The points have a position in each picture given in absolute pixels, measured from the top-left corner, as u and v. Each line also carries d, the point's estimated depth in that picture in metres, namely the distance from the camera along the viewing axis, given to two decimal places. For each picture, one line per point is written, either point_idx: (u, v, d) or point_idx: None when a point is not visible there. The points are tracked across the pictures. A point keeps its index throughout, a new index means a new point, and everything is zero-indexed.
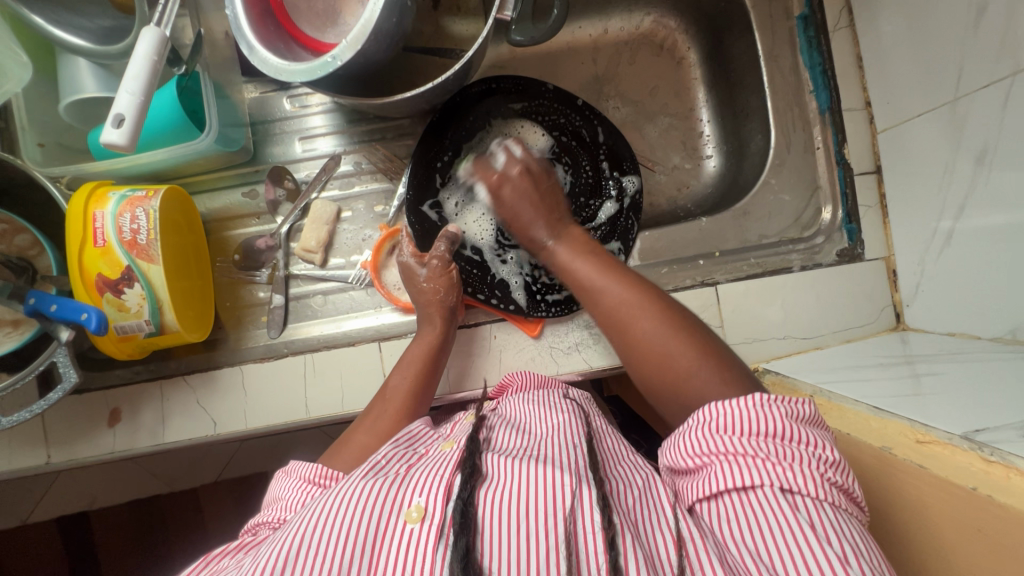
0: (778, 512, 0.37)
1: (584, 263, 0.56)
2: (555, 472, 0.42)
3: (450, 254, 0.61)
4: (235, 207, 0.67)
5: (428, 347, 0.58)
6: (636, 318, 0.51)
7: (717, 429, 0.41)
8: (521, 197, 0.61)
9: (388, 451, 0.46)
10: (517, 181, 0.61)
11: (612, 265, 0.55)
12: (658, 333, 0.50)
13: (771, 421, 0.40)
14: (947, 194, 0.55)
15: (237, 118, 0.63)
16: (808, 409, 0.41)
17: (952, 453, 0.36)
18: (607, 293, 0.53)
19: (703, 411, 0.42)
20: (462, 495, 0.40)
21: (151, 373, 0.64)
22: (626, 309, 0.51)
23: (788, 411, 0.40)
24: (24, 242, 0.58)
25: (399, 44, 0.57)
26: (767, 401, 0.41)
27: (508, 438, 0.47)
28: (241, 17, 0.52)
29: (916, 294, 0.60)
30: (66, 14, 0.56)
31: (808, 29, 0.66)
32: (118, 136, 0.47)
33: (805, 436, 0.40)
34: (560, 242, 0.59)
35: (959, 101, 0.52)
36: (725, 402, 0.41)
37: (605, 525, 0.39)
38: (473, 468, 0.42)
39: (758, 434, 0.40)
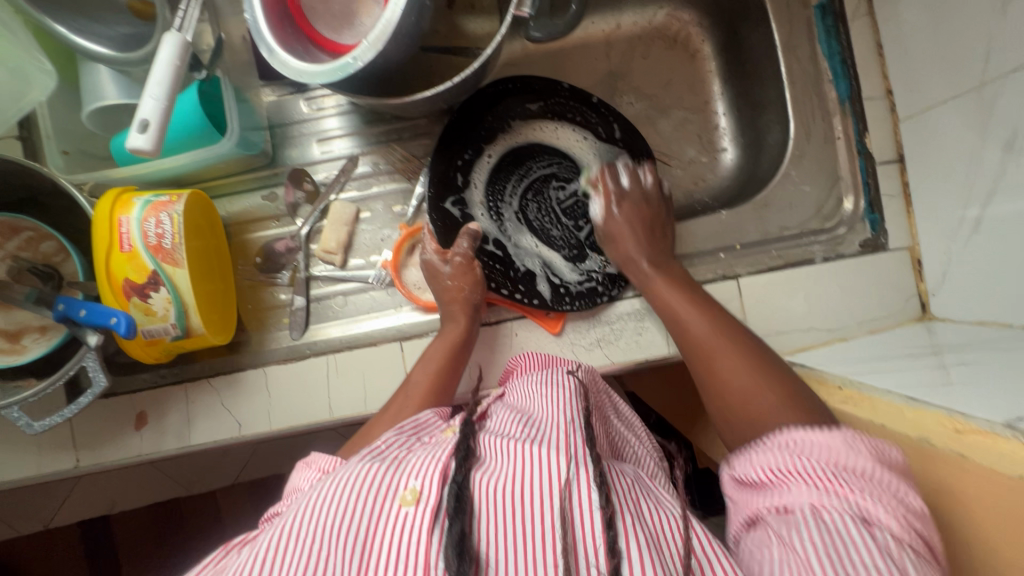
0: (854, 541, 0.35)
1: (675, 292, 0.57)
2: (551, 454, 0.43)
3: (473, 253, 0.61)
4: (254, 210, 0.67)
5: (449, 344, 0.58)
6: (730, 355, 0.51)
7: (800, 454, 0.40)
8: (633, 216, 0.63)
9: (389, 438, 0.47)
10: (636, 201, 0.64)
11: (687, 287, 0.58)
12: (746, 366, 0.50)
13: (859, 458, 0.38)
14: (975, 179, 0.54)
15: (256, 121, 0.64)
16: (896, 456, 0.39)
17: (995, 442, 0.35)
18: (693, 324, 0.54)
19: (787, 435, 0.41)
20: (455, 478, 0.41)
21: (176, 377, 0.64)
22: (716, 339, 0.52)
23: (880, 454, 0.39)
24: (50, 248, 0.59)
25: (416, 43, 0.57)
26: (858, 438, 0.39)
27: (510, 424, 0.48)
28: (261, 21, 0.52)
29: (942, 282, 0.60)
30: (87, 24, 0.57)
31: (826, 18, 0.65)
32: (144, 142, 0.47)
33: (887, 479, 0.37)
34: (656, 267, 0.60)
35: (986, 86, 0.52)
36: (819, 432, 0.40)
37: (601, 505, 0.40)
38: (467, 453, 0.44)
39: (845, 468, 0.38)
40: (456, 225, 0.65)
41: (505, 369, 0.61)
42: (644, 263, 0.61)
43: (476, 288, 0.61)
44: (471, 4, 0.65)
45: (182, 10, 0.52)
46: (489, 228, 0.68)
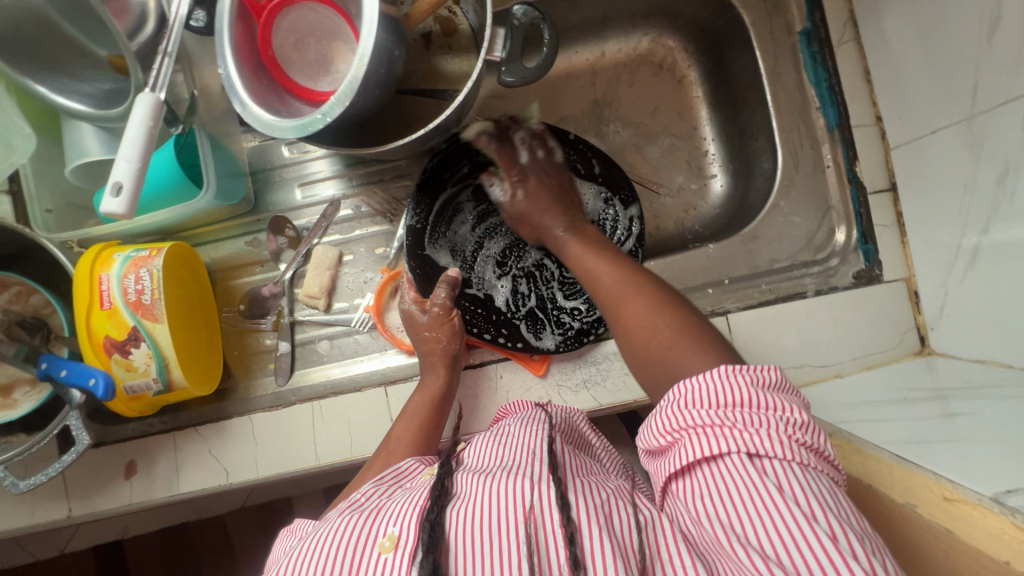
0: (752, 480, 0.36)
1: (591, 252, 0.59)
2: (519, 477, 0.41)
3: (450, 300, 0.61)
4: (239, 256, 0.67)
5: (429, 394, 0.58)
6: (631, 298, 0.52)
7: (686, 405, 0.41)
8: (539, 195, 0.65)
9: (368, 489, 0.46)
10: (537, 183, 0.65)
11: (602, 248, 0.60)
12: (642, 307, 0.51)
13: (736, 391, 0.40)
14: (970, 211, 0.52)
15: (236, 169, 0.64)
16: (774, 375, 0.41)
17: (982, 515, 0.34)
18: (603, 277, 0.56)
19: (674, 390, 0.42)
20: (429, 515, 0.38)
21: (166, 425, 0.65)
22: (620, 287, 0.54)
23: (753, 379, 0.40)
24: (38, 302, 0.59)
25: (390, 88, 0.56)
26: (733, 370, 0.41)
27: (483, 455, 0.46)
28: (234, 76, 0.52)
29: (941, 316, 0.57)
30: (67, 81, 0.57)
31: (811, 44, 0.64)
32: (117, 206, 0.47)
33: (768, 400, 0.39)
34: (572, 233, 0.62)
35: (976, 118, 0.50)
36: (695, 379, 0.41)
37: (563, 522, 0.37)
38: (442, 491, 0.41)
39: (724, 405, 0.40)
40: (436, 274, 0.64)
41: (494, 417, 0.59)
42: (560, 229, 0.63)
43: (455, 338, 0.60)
44: (448, 44, 0.65)
45: (155, 68, 0.51)
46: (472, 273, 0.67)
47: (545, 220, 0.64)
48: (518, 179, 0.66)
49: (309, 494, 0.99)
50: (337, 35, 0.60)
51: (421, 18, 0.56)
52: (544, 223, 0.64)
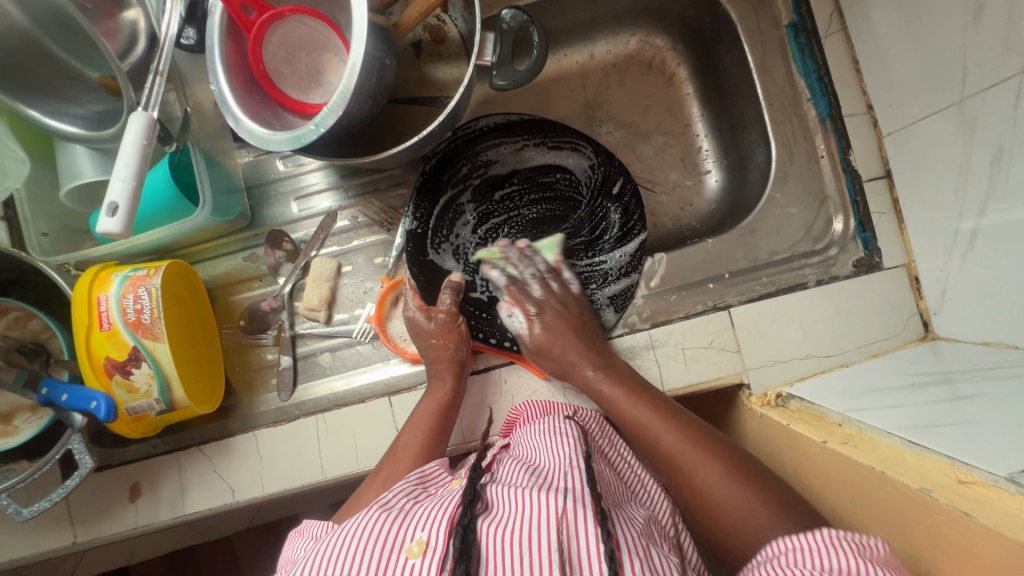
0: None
1: (636, 401, 0.55)
2: (557, 493, 0.41)
3: (454, 305, 0.61)
4: (237, 271, 0.67)
5: (437, 400, 0.57)
6: (701, 468, 0.51)
7: (781, 563, 0.40)
8: (558, 332, 0.59)
9: (397, 487, 0.46)
10: (561, 309, 0.61)
11: (638, 392, 0.55)
12: (718, 477, 0.50)
13: (835, 557, 0.39)
14: (966, 195, 0.52)
15: (232, 184, 0.64)
16: (881, 550, 0.38)
17: (998, 495, 0.35)
18: (663, 436, 0.53)
19: (767, 546, 0.42)
20: (462, 519, 0.39)
21: (169, 446, 0.64)
22: (685, 451, 0.52)
23: (857, 548, 0.39)
24: (37, 326, 0.59)
25: (382, 98, 0.57)
26: (834, 536, 0.40)
27: (514, 467, 0.47)
28: (227, 92, 0.52)
29: (943, 301, 0.57)
30: (59, 104, 0.57)
31: (799, 37, 0.64)
32: (113, 225, 0.47)
33: (878, 574, 0.37)
34: (603, 374, 0.57)
35: (966, 101, 0.50)
36: (793, 538, 0.41)
37: (604, 538, 0.38)
38: (473, 498, 0.42)
39: (824, 570, 0.38)
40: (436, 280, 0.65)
41: (506, 420, 0.59)
42: (589, 370, 0.58)
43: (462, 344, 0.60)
44: (438, 51, 0.65)
45: (147, 87, 0.51)
46: (474, 277, 0.67)
47: (575, 366, 0.58)
48: (541, 326, 0.60)
49: (316, 510, 0.98)
50: (328, 47, 0.60)
51: (410, 27, 0.56)
52: (568, 360, 0.58)
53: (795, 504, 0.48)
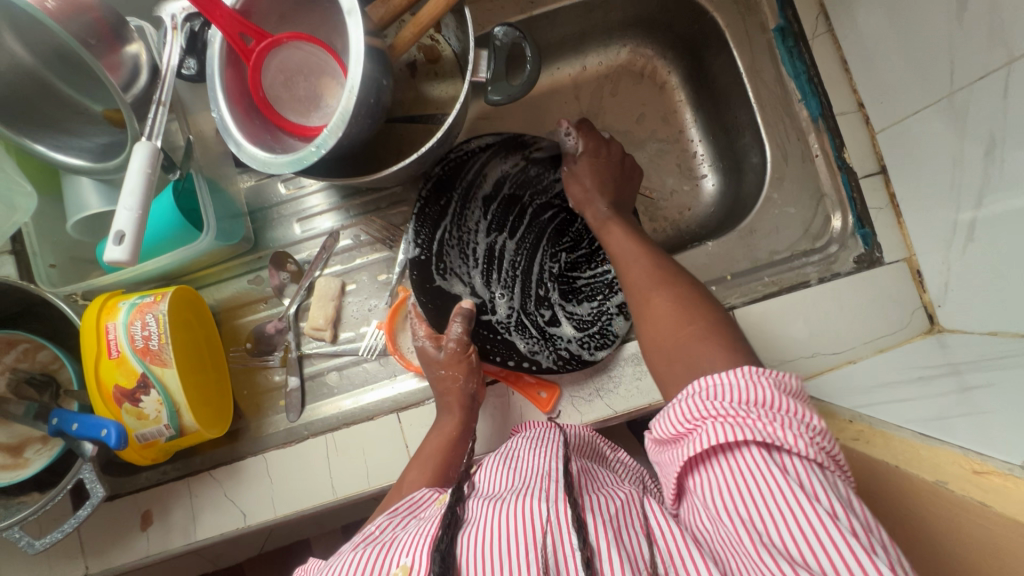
0: (769, 479, 0.36)
1: (614, 237, 0.63)
2: (533, 496, 0.39)
3: (466, 334, 0.61)
4: (242, 294, 0.67)
5: (445, 433, 0.57)
6: (660, 288, 0.56)
7: (706, 398, 0.40)
8: (603, 173, 0.67)
9: (381, 522, 0.45)
10: (597, 162, 0.67)
11: (650, 239, 0.62)
12: (672, 301, 0.54)
13: (759, 390, 0.39)
14: (963, 187, 0.52)
15: (236, 210, 0.65)
16: (795, 380, 0.41)
17: (1016, 485, 0.34)
18: (633, 265, 0.59)
19: (691, 385, 0.42)
20: (440, 545, 0.37)
21: (179, 472, 0.64)
22: (656, 277, 0.57)
23: (776, 381, 0.40)
24: (45, 357, 0.59)
25: (381, 117, 0.58)
26: (756, 371, 0.41)
27: (495, 481, 0.45)
28: (228, 119, 0.54)
29: (946, 293, 0.57)
30: (64, 138, 0.58)
31: (787, 40, 0.65)
32: (120, 253, 0.48)
33: (791, 403, 0.39)
34: (614, 209, 0.65)
35: (956, 94, 0.50)
36: (719, 374, 0.41)
37: (580, 545, 0.36)
38: (453, 518, 0.41)
39: (747, 402, 0.39)
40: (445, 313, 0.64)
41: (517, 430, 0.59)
42: (605, 205, 0.66)
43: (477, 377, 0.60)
44: (433, 70, 0.66)
45: (151, 118, 0.53)
46: (481, 299, 0.67)
47: (599, 197, 0.66)
48: (594, 155, 0.67)
49: (327, 532, 0.97)
50: (325, 69, 0.60)
51: (406, 48, 0.57)
52: (594, 192, 0.66)
53: (735, 340, 0.50)
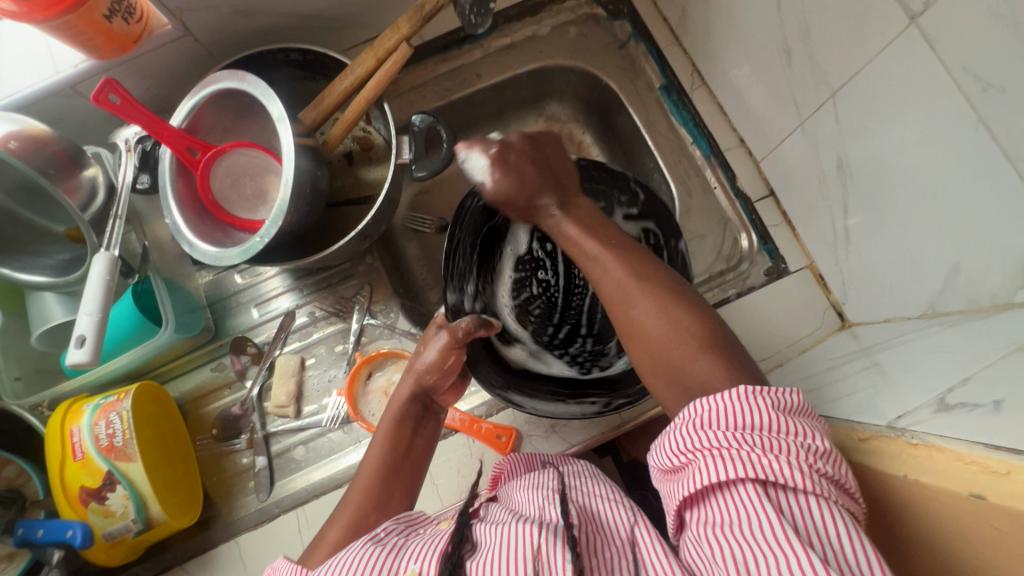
0: (765, 513, 0.35)
1: (591, 236, 0.57)
2: (532, 523, 0.42)
3: (467, 336, 0.60)
4: (206, 383, 0.70)
5: (391, 428, 0.59)
6: (639, 299, 0.51)
7: (701, 426, 0.40)
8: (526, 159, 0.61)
9: (387, 526, 0.48)
10: (518, 145, 0.61)
11: (598, 225, 0.58)
12: (652, 312, 0.49)
13: (757, 413, 0.38)
14: (831, 199, 0.60)
15: (194, 303, 0.69)
16: (796, 399, 0.40)
17: (887, 443, 0.37)
18: (607, 272, 0.54)
19: (688, 409, 0.41)
20: (451, 558, 0.41)
21: (151, 571, 0.63)
22: (628, 288, 0.52)
23: (775, 402, 0.39)
24: (11, 472, 0.60)
25: (321, 203, 0.65)
26: (754, 393, 0.39)
27: (500, 512, 0.47)
28: (180, 223, 0.59)
29: (846, 291, 0.64)
30: (28, 259, 0.63)
31: (672, 95, 0.75)
32: (82, 355, 0.52)
33: (791, 427, 0.38)
34: (567, 212, 0.60)
35: (805, 123, 0.60)
36: (715, 396, 0.40)
37: (573, 558, 0.38)
38: (462, 537, 0.43)
39: (745, 428, 0.38)
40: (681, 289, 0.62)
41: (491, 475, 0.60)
42: (553, 208, 0.60)
43: (441, 374, 0.61)
44: (368, 157, 0.74)
45: (108, 230, 0.58)
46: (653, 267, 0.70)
47: (534, 201, 0.60)
48: (505, 169, 0.61)
49: None
50: (268, 169, 0.68)
51: (337, 142, 0.65)
52: (534, 204, 0.60)
53: (719, 334, 0.47)
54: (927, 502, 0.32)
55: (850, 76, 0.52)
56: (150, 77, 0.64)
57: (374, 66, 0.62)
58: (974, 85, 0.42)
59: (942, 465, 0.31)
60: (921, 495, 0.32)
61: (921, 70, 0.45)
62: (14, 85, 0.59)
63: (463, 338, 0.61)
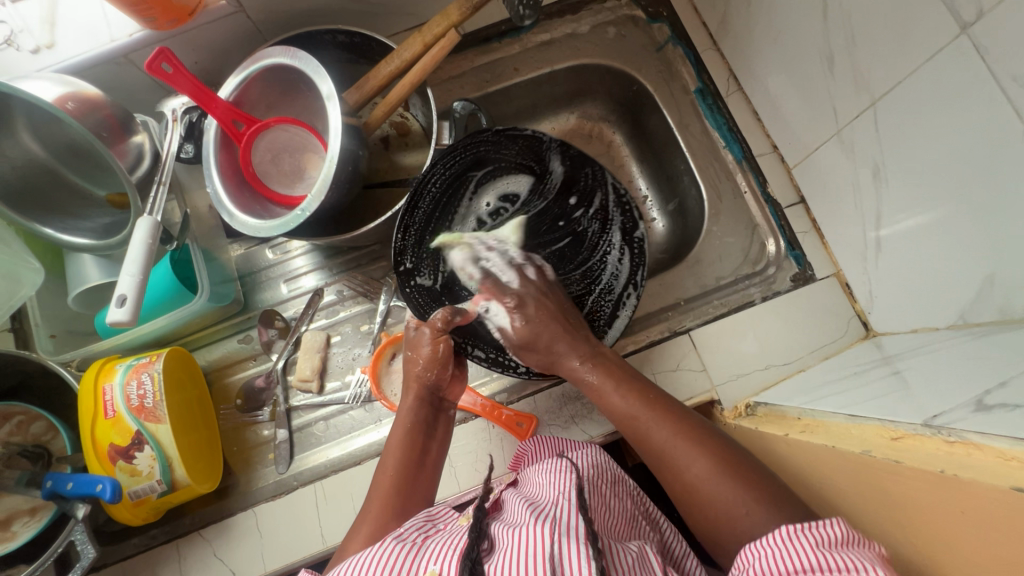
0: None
1: (615, 388, 0.55)
2: (548, 522, 0.41)
3: (446, 324, 0.60)
4: (232, 354, 0.72)
5: (405, 434, 0.57)
6: (683, 463, 0.49)
7: (752, 574, 0.38)
8: (546, 316, 0.59)
9: (408, 523, 0.47)
10: (539, 301, 0.60)
11: (622, 375, 0.56)
12: (705, 473, 0.48)
13: (801, 557, 0.37)
14: (864, 207, 0.61)
15: (226, 275, 0.70)
16: (839, 531, 0.37)
17: (921, 442, 0.36)
18: (649, 426, 0.52)
19: (739, 559, 0.40)
20: (470, 555, 0.40)
21: (167, 535, 0.64)
22: (673, 443, 0.50)
23: (816, 540, 0.37)
24: (39, 429, 0.62)
25: (358, 183, 0.66)
26: (792, 532, 0.38)
27: (518, 504, 0.46)
28: (221, 192, 0.61)
29: (872, 300, 0.64)
30: (70, 221, 0.64)
31: (706, 98, 0.76)
32: (122, 314, 0.53)
33: (844, 561, 0.35)
34: (594, 365, 0.57)
35: (842, 131, 0.60)
36: (757, 544, 0.39)
37: (594, 556, 0.38)
38: (479, 534, 0.43)
39: (794, 571, 0.36)
40: (637, 227, 0.64)
41: (514, 457, 0.62)
42: (576, 360, 0.57)
43: (439, 368, 0.60)
44: (404, 142, 0.75)
45: (154, 194, 0.59)
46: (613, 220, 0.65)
47: (553, 348, 0.58)
48: (525, 321, 0.59)
49: None
50: (307, 146, 0.69)
51: (378, 124, 0.66)
52: (556, 353, 0.58)
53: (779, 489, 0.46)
54: (962, 498, 0.32)
55: (894, 83, 0.52)
56: (200, 51, 0.65)
57: (420, 51, 0.63)
58: (1022, 95, 0.42)
59: (985, 462, 0.31)
60: (956, 492, 0.32)
61: (967, 78, 0.46)
62: (70, 50, 0.61)
63: (445, 327, 0.60)
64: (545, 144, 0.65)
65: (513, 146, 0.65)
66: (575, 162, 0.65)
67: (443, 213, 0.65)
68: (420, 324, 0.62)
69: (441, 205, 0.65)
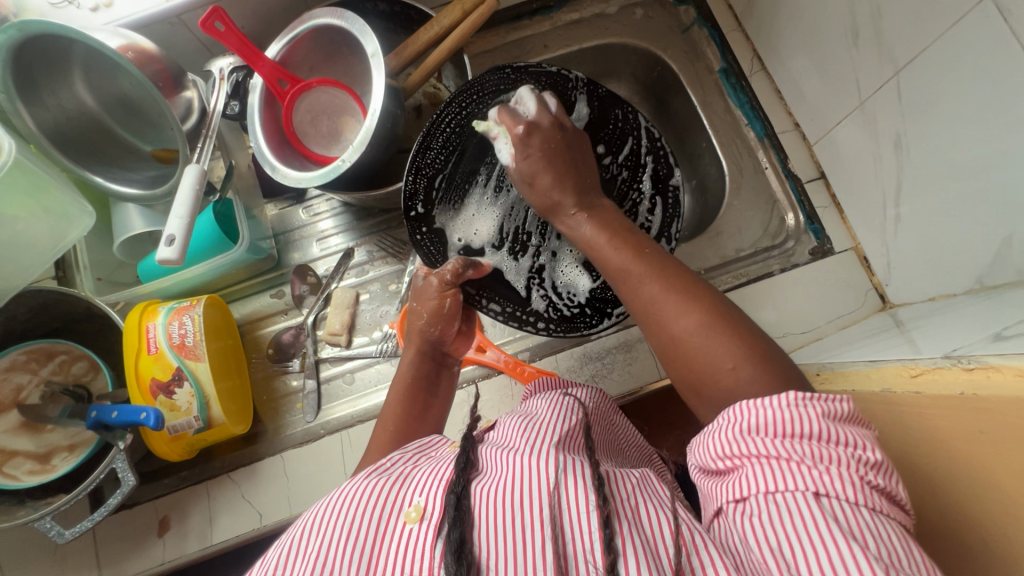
0: (816, 526, 0.31)
1: (615, 242, 0.51)
2: (543, 454, 0.40)
3: (455, 277, 0.59)
4: (265, 308, 0.74)
5: (407, 389, 0.58)
6: (678, 308, 0.45)
7: (747, 431, 0.36)
8: (553, 149, 0.56)
9: (395, 456, 0.46)
10: (549, 130, 0.56)
11: (624, 232, 0.52)
12: (697, 326, 0.43)
13: (806, 421, 0.34)
14: (884, 178, 0.63)
15: (263, 232, 0.73)
16: (846, 406, 0.35)
17: (941, 374, 0.38)
18: (643, 282, 0.47)
19: (734, 411, 0.37)
20: (455, 488, 0.39)
21: (196, 477, 0.66)
22: (666, 298, 0.45)
23: (826, 410, 0.35)
24: (80, 369, 0.65)
25: (393, 146, 0.68)
26: (801, 400, 0.35)
27: (506, 427, 0.46)
28: (263, 146, 0.63)
29: (890, 273, 0.66)
30: (117, 171, 0.67)
31: (730, 78, 0.78)
32: (172, 253, 0.56)
33: (844, 437, 0.34)
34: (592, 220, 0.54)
35: (864, 104, 0.62)
36: (756, 402, 0.36)
37: (598, 504, 0.36)
38: (468, 463, 0.42)
39: (793, 436, 0.34)
40: (671, 173, 0.66)
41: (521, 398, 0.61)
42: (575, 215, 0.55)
43: (444, 323, 0.60)
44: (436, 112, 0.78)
45: (201, 147, 0.61)
46: (646, 163, 0.67)
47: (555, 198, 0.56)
48: (525, 149, 0.56)
49: None
50: (344, 109, 0.72)
51: (415, 89, 0.68)
52: (554, 194, 0.55)
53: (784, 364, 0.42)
54: (981, 416, 0.34)
55: (917, 52, 0.54)
56: (248, 14, 0.68)
57: (459, 18, 0.66)
58: None
59: (1005, 380, 0.33)
60: (976, 410, 0.34)
61: (991, 42, 0.47)
62: (128, 8, 0.64)
63: (454, 280, 0.59)
64: (571, 82, 0.65)
65: (537, 84, 0.64)
66: (604, 102, 0.66)
67: (458, 154, 0.64)
68: (428, 275, 0.62)
69: (454, 147, 0.63)
